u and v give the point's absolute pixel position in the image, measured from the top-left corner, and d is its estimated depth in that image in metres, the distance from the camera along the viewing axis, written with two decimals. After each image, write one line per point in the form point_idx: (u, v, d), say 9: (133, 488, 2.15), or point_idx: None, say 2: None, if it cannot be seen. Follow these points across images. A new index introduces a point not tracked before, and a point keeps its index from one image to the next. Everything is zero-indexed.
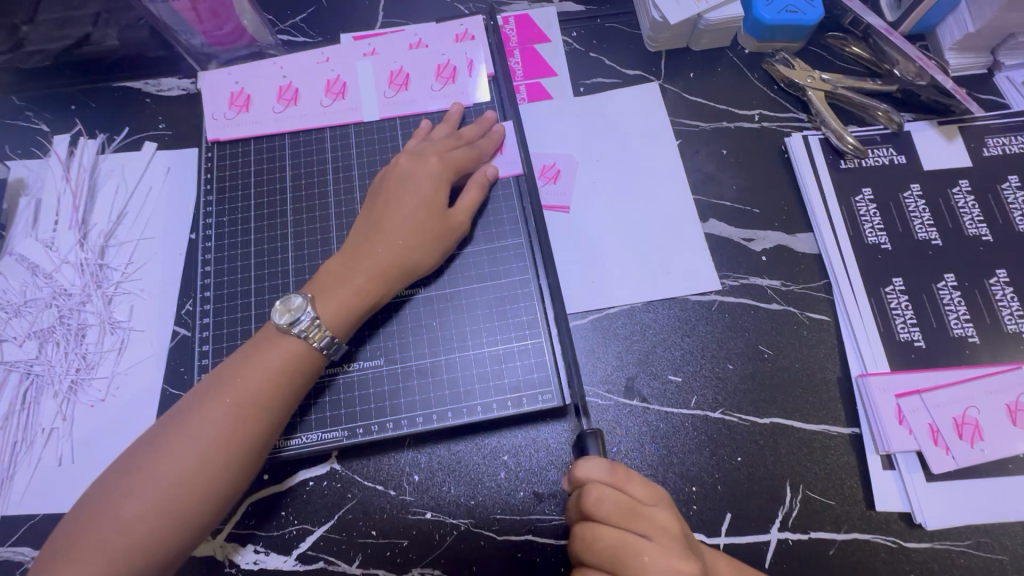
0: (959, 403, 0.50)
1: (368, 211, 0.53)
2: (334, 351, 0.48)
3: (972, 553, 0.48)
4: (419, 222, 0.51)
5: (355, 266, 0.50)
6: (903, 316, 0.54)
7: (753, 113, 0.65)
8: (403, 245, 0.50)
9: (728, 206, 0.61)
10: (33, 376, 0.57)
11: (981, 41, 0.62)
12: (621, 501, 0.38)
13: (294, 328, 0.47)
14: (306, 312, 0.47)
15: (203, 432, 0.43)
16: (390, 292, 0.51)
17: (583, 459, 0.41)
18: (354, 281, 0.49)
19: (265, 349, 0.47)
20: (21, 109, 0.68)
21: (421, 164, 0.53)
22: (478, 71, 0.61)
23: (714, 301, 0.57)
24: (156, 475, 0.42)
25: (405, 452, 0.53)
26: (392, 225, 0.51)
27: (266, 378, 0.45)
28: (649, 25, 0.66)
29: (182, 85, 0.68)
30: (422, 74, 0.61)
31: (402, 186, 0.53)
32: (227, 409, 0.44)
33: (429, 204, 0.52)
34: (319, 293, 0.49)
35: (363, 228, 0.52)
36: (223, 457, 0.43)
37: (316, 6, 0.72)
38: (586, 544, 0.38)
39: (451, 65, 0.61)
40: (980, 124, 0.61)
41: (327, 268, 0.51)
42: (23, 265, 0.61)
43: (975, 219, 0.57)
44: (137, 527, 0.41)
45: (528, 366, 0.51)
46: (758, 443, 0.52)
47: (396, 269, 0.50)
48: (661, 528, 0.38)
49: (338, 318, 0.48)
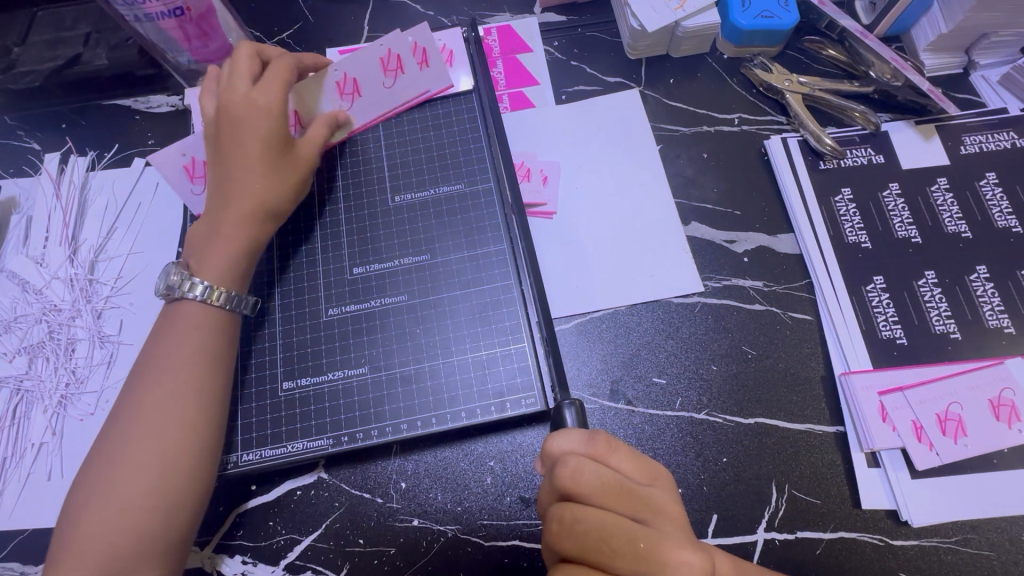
0: (942, 399, 0.51)
1: (216, 161, 0.53)
2: (240, 305, 0.51)
3: (960, 550, 0.48)
4: (267, 165, 0.52)
5: (216, 227, 0.51)
6: (885, 314, 0.54)
7: (733, 117, 0.66)
8: (257, 188, 0.51)
9: (710, 208, 0.61)
10: (23, 392, 0.57)
11: (955, 42, 0.63)
12: (604, 473, 0.36)
13: (190, 293, 0.49)
14: (188, 278, 0.49)
15: (153, 413, 0.45)
16: (264, 234, 0.53)
17: (558, 433, 0.39)
18: (224, 237, 0.51)
19: (184, 323, 0.48)
20: (14, 128, 0.69)
21: (243, 101, 0.52)
22: (426, 60, 0.58)
23: (697, 303, 0.57)
24: (129, 468, 0.43)
25: (392, 459, 0.53)
26: (241, 173, 0.51)
27: (196, 346, 0.48)
28: (628, 33, 0.67)
29: (171, 102, 0.70)
30: (368, 72, 0.58)
31: (235, 127, 0.52)
32: (173, 387, 0.46)
33: (270, 141, 0.52)
34: (196, 258, 0.51)
35: (216, 178, 0.52)
36: (184, 431, 0.45)
37: (302, 22, 0.73)
38: (567, 525, 0.35)
39: (395, 55, 0.57)
40: (957, 123, 0.61)
41: (193, 233, 0.53)
42: (13, 282, 0.62)
43: (955, 216, 0.58)
44: (127, 524, 0.42)
45: (511, 372, 0.52)
46: (743, 443, 0.52)
47: (263, 212, 0.52)
48: (649, 506, 0.36)
49: (229, 271, 0.51)
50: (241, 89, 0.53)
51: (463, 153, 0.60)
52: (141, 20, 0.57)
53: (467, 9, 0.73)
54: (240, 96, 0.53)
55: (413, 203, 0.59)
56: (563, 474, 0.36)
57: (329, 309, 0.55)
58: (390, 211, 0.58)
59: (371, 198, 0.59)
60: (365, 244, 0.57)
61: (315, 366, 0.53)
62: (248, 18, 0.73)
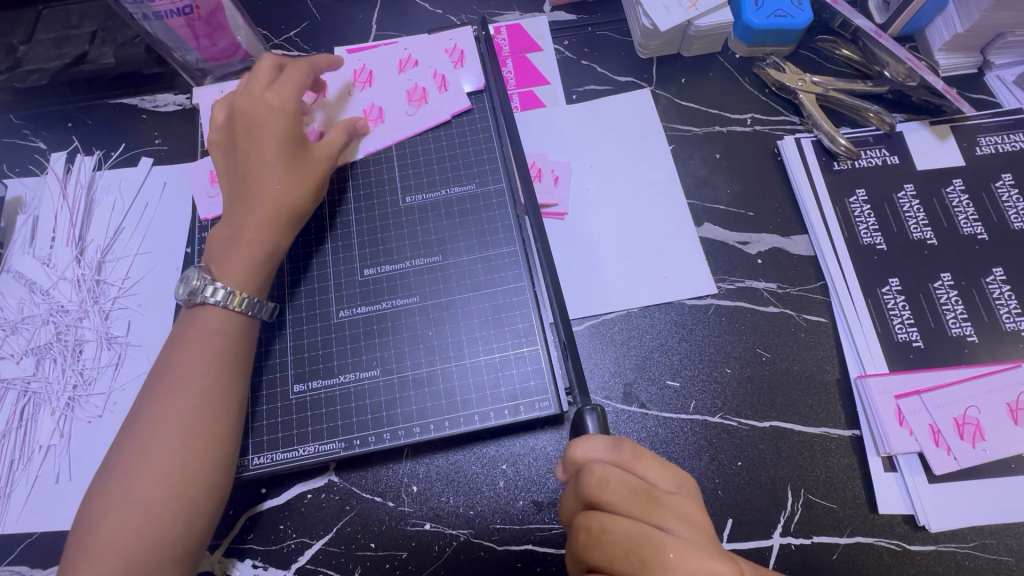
0: (960, 403, 0.50)
1: (235, 163, 0.53)
2: (259, 311, 0.50)
3: (978, 555, 0.47)
4: (287, 164, 0.52)
5: (238, 230, 0.51)
6: (901, 316, 0.54)
7: (745, 117, 0.65)
8: (278, 188, 0.51)
9: (722, 209, 0.61)
10: (30, 394, 0.57)
11: (970, 41, 0.63)
12: (629, 480, 0.36)
13: (211, 297, 0.48)
14: (210, 283, 0.48)
15: (173, 419, 0.44)
16: (285, 235, 0.52)
17: (582, 439, 0.38)
18: (246, 238, 0.50)
19: (204, 329, 0.48)
20: (18, 127, 0.69)
21: (260, 104, 0.53)
22: (446, 87, 0.62)
23: (710, 305, 0.57)
24: (145, 475, 0.43)
25: (403, 463, 0.52)
26: (261, 174, 0.51)
27: (214, 352, 0.47)
28: (639, 32, 0.67)
29: (178, 101, 0.69)
30: (393, 102, 0.61)
31: (252, 129, 0.52)
32: (194, 395, 0.45)
33: (287, 140, 0.52)
34: (217, 262, 0.50)
35: (235, 185, 0.52)
36: (205, 439, 0.44)
37: (310, 20, 0.72)
38: (594, 535, 0.35)
39: (420, 87, 0.61)
40: (972, 123, 0.61)
41: (213, 238, 0.52)
42: (20, 283, 0.61)
43: (970, 218, 0.57)
44: (144, 531, 0.41)
45: (525, 375, 0.51)
46: (759, 447, 0.51)
47: (284, 212, 0.51)
48: (675, 515, 0.36)
49: (251, 273, 0.50)
50: (257, 92, 0.54)
51: (474, 154, 0.60)
52: (149, 18, 0.56)
53: (476, 8, 0.73)
54: (255, 98, 0.53)
55: (423, 204, 0.58)
56: (590, 483, 0.36)
57: (340, 311, 0.54)
58: (401, 212, 0.58)
59: (382, 198, 0.58)
60: (376, 245, 0.57)
61: (326, 368, 0.52)
62: (255, 17, 0.73)
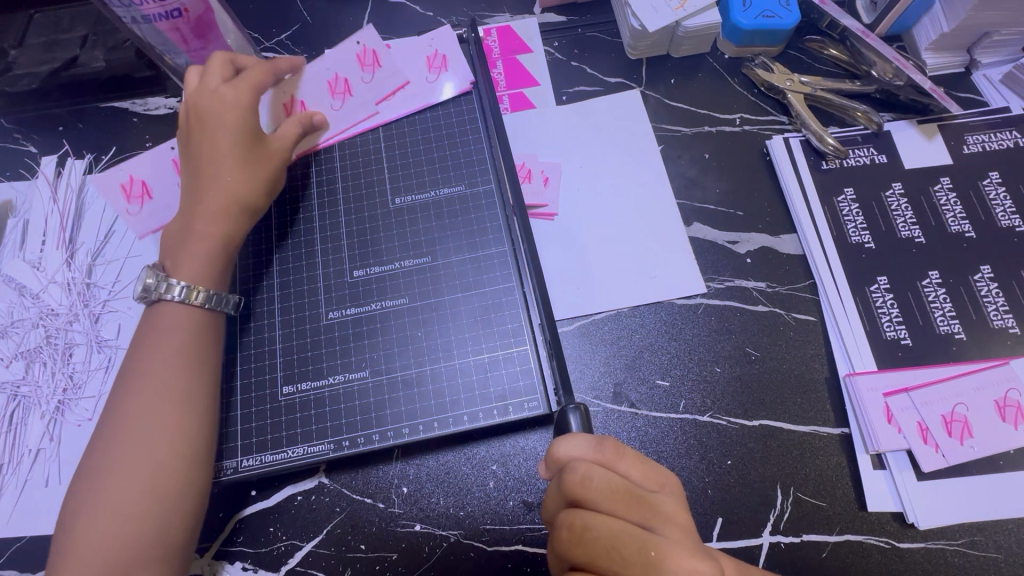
0: (948, 400, 0.50)
1: (189, 158, 0.54)
2: (224, 305, 0.50)
3: (967, 552, 0.47)
4: (239, 156, 0.52)
5: (190, 224, 0.51)
6: (889, 314, 0.54)
7: (734, 117, 0.65)
8: (229, 180, 0.52)
9: (712, 209, 0.61)
10: (20, 398, 0.57)
11: (957, 41, 0.63)
12: (612, 478, 0.36)
13: (168, 295, 0.48)
14: (165, 280, 0.49)
15: (146, 420, 0.44)
16: (238, 227, 0.52)
17: (565, 438, 0.38)
18: (198, 233, 0.51)
19: (169, 326, 0.48)
20: (9, 130, 0.69)
21: (216, 99, 0.54)
22: (373, 63, 0.60)
23: (700, 304, 0.57)
24: (119, 477, 0.43)
25: (393, 464, 0.52)
26: (211, 169, 0.52)
27: (179, 353, 0.47)
28: (629, 33, 0.67)
29: (168, 104, 0.69)
30: (318, 96, 0.60)
31: (206, 122, 0.53)
32: (163, 393, 0.45)
33: (242, 134, 0.53)
34: (170, 256, 0.51)
35: (189, 179, 0.53)
36: (176, 438, 0.44)
37: (301, 23, 0.73)
38: (577, 533, 0.35)
39: (343, 78, 0.60)
40: (959, 122, 0.61)
41: (167, 234, 0.52)
42: (10, 286, 0.61)
43: (958, 216, 0.57)
44: (122, 531, 0.42)
45: (514, 375, 0.51)
46: (747, 446, 0.51)
47: (234, 203, 0.52)
48: (658, 513, 0.36)
49: (206, 266, 0.50)
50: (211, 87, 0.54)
51: (463, 155, 0.60)
52: (138, 21, 0.56)
53: (466, 10, 0.73)
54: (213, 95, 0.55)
55: (412, 205, 0.58)
56: (572, 480, 0.36)
57: (329, 312, 0.54)
58: (390, 214, 0.58)
59: (371, 200, 0.59)
60: (366, 246, 0.57)
61: (315, 369, 0.52)
62: (245, 20, 0.73)
